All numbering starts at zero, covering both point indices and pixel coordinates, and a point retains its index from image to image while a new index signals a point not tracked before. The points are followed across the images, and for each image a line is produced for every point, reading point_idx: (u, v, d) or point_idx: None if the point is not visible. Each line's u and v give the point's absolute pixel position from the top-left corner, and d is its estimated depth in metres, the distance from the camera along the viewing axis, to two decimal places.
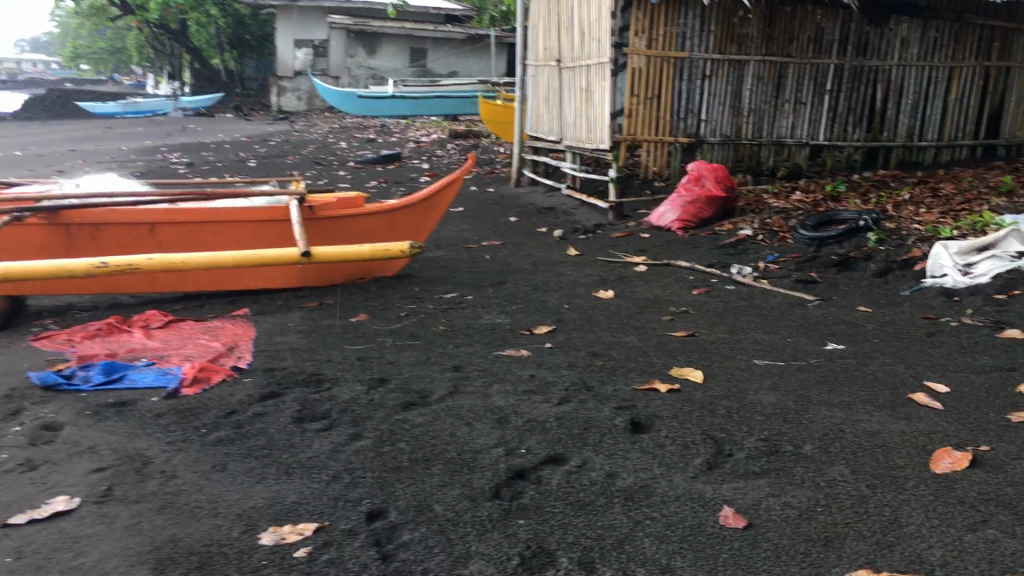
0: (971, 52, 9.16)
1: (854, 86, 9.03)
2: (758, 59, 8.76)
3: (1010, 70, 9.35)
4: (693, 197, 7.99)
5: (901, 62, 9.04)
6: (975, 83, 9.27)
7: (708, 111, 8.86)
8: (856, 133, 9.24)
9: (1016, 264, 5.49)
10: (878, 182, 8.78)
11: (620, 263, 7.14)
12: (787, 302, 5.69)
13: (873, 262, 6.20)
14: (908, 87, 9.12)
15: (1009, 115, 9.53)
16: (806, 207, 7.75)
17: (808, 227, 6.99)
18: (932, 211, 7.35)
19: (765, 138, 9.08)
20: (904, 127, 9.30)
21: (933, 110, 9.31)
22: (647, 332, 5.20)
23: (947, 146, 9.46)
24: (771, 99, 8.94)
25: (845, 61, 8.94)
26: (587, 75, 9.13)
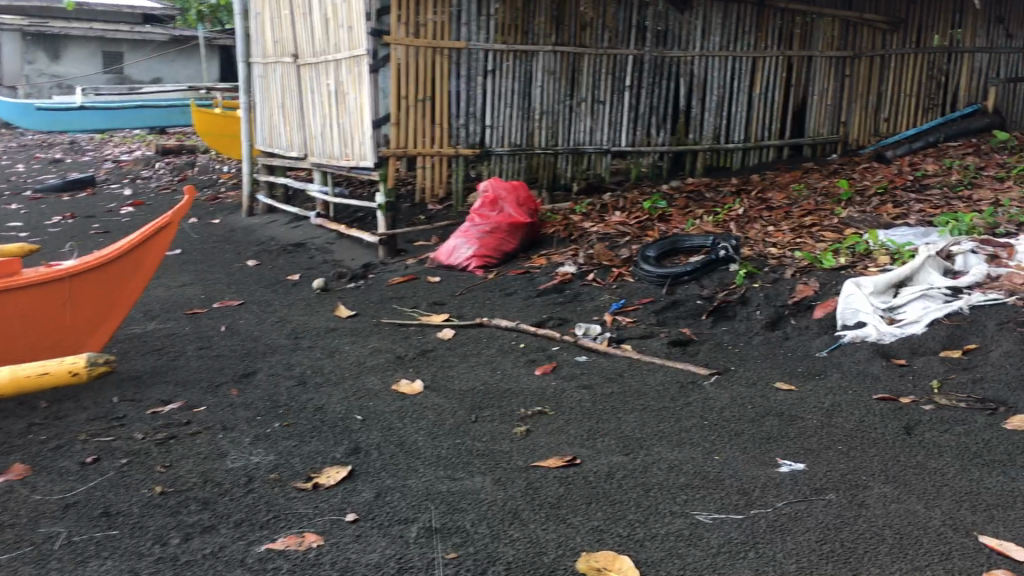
0: (772, 40, 8.08)
1: (655, 80, 7.69)
2: (548, 49, 7.19)
3: (812, 60, 8.35)
4: (491, 225, 6.22)
5: (703, 52, 7.82)
6: (778, 75, 8.19)
7: (494, 116, 7.13)
8: (660, 136, 7.91)
9: (953, 306, 4.14)
10: (693, 193, 7.49)
11: (414, 327, 5.19)
12: (673, 382, 4.03)
13: (756, 309, 4.71)
14: (712, 81, 7.91)
15: (812, 110, 8.55)
16: (633, 232, 6.24)
17: (651, 261, 5.44)
18: (783, 229, 6.06)
19: (562, 146, 7.50)
20: (710, 127, 8.07)
21: (738, 107, 8.15)
22: (502, 464, 3.31)
23: (755, 147, 8.33)
24: (565, 99, 7.39)
25: (645, 51, 7.58)
26: (336, 75, 7.09)
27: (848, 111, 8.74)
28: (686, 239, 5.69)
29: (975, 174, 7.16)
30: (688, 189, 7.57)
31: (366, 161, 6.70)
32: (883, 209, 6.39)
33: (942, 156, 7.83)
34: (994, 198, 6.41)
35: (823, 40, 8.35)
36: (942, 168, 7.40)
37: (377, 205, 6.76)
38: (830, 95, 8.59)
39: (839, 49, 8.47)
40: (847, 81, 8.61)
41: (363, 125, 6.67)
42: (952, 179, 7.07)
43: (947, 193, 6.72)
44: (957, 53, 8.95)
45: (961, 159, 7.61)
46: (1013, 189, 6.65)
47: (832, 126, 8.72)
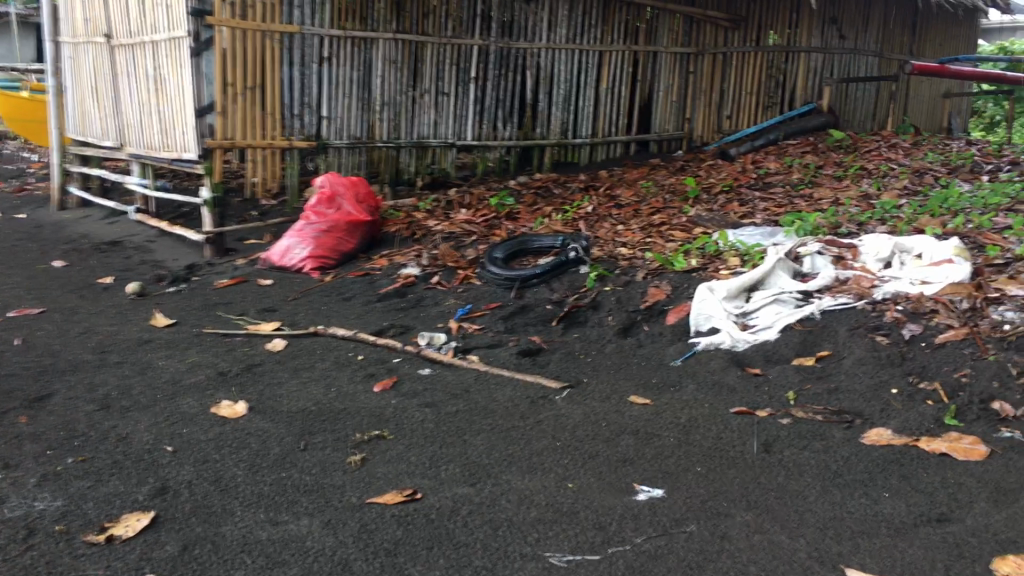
0: (618, 34, 7.97)
1: (501, 73, 7.43)
2: (389, 37, 6.81)
3: (657, 56, 8.29)
4: (329, 224, 5.78)
5: (549, 45, 7.60)
6: (625, 70, 8.09)
7: (331, 106, 6.66)
8: (507, 130, 7.64)
9: (804, 311, 4.02)
10: (540, 189, 7.29)
11: (240, 337, 4.70)
12: (523, 397, 3.75)
13: (607, 315, 4.50)
14: (559, 75, 7.72)
15: (658, 106, 8.50)
16: (480, 231, 5.94)
17: (499, 264, 5.15)
18: (632, 229, 5.90)
19: (404, 139, 7.11)
20: (557, 122, 7.86)
21: (585, 102, 7.98)
22: (332, 503, 2.93)
23: (602, 143, 8.19)
24: (407, 89, 7.01)
25: (490, 42, 7.30)
26: (154, 58, 6.44)
27: (693, 108, 8.74)
28: (535, 239, 5.42)
29: (814, 173, 7.25)
30: (536, 186, 7.35)
31: (190, 153, 6.11)
32: (729, 207, 6.35)
33: (783, 154, 7.92)
34: (833, 198, 6.48)
35: (667, 36, 8.31)
36: (783, 167, 7.47)
37: (203, 201, 6.17)
38: (675, 92, 8.56)
39: (683, 46, 8.47)
40: (691, 78, 8.61)
41: (186, 114, 6.08)
42: (793, 178, 7.13)
43: (789, 192, 6.75)
44: (794, 52, 9.07)
45: (801, 158, 7.72)
46: (851, 188, 6.75)
47: (677, 122, 8.70)
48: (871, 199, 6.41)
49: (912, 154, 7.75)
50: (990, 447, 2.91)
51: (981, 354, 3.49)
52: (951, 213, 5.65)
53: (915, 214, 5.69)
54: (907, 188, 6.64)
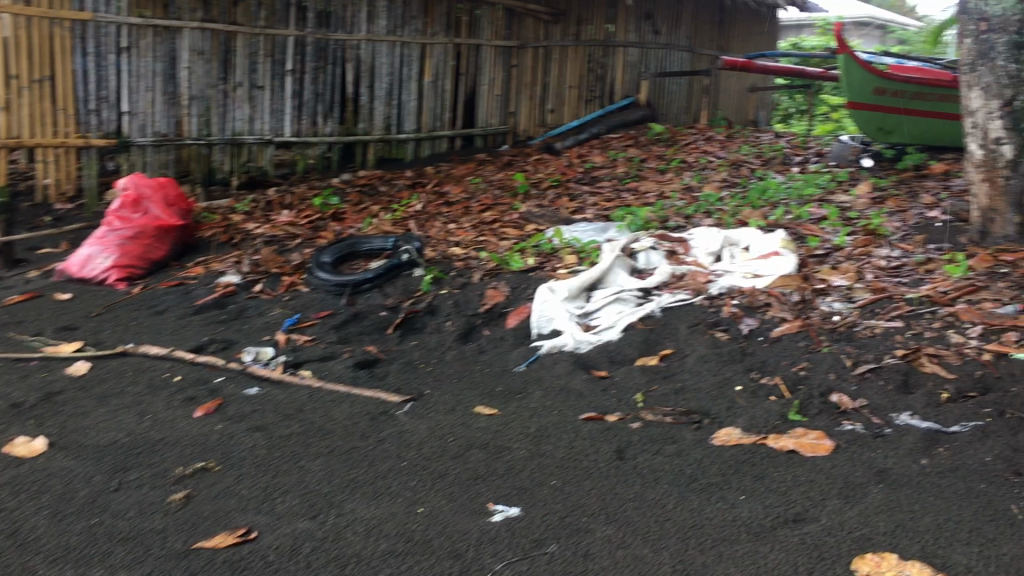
0: (439, 26, 7.77)
1: (319, 65, 7.08)
2: (195, 26, 6.34)
3: (479, 49, 8.14)
4: (134, 230, 5.28)
5: (369, 36, 7.30)
6: (447, 64, 7.90)
7: (131, 101, 6.17)
8: (327, 126, 7.29)
9: (645, 309, 3.99)
10: (365, 187, 7.01)
11: (36, 360, 4.19)
12: (363, 414, 3.52)
13: (446, 320, 4.32)
14: (380, 67, 7.44)
15: (482, 100, 8.34)
16: (304, 233, 5.61)
17: (327, 269, 4.87)
18: (464, 228, 5.75)
19: (216, 136, 6.65)
20: (380, 117, 7.58)
21: (408, 96, 7.72)
22: (154, 552, 2.59)
23: (427, 138, 7.95)
24: (218, 83, 6.56)
25: (307, 33, 6.95)
26: None
27: (516, 102, 8.63)
28: (365, 241, 5.16)
29: (638, 166, 7.35)
30: (360, 184, 7.07)
31: None
32: (559, 202, 6.32)
33: (606, 148, 8.00)
34: (658, 192, 6.57)
35: (488, 29, 8.18)
36: (608, 161, 7.53)
37: None
38: (499, 85, 8.43)
39: (505, 39, 8.36)
40: (514, 71, 8.50)
41: None
42: (618, 171, 7.20)
43: (616, 186, 6.81)
44: (612, 47, 9.19)
45: (624, 151, 7.82)
46: (674, 181, 6.88)
47: (502, 116, 8.57)
48: (694, 192, 6.54)
49: (727, 147, 8.01)
50: (834, 440, 2.93)
51: (816, 346, 3.55)
52: (769, 205, 5.84)
53: (738, 207, 5.84)
54: (726, 181, 6.83)
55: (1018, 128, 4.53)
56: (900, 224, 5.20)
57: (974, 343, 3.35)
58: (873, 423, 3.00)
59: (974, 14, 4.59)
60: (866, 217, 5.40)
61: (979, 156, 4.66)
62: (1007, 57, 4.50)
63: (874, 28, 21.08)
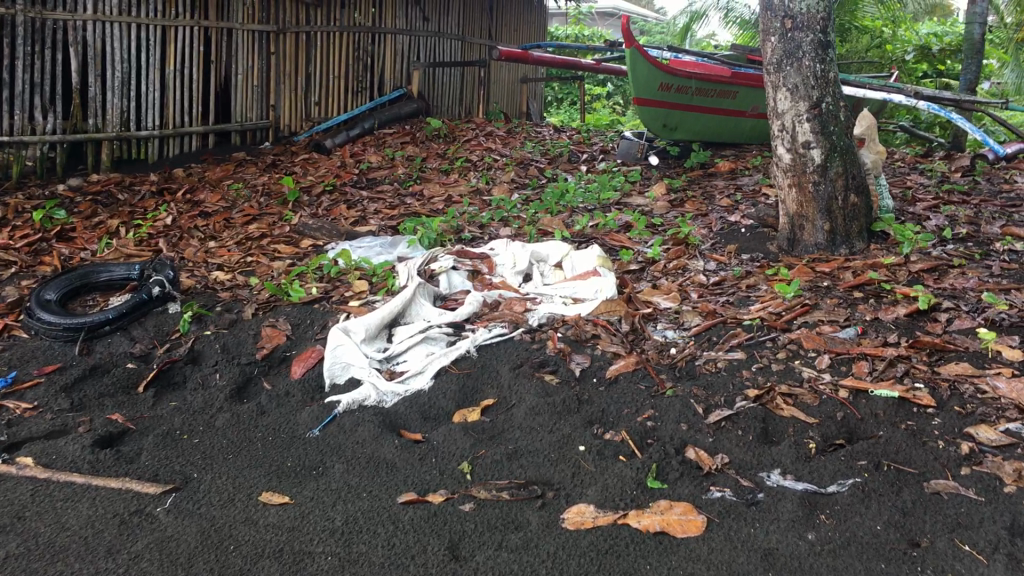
0: (182, 6, 6.69)
1: (33, 50, 5.91)
2: None
3: (231, 33, 7.13)
4: None
5: (97, 16, 6.16)
6: (194, 50, 6.81)
7: None
8: (48, 121, 6.10)
9: (458, 350, 3.42)
10: (100, 197, 5.92)
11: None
12: (110, 515, 2.67)
13: (214, 371, 3.51)
14: (112, 53, 6.31)
15: (237, 92, 7.35)
16: (22, 260, 4.53)
17: (54, 308, 3.87)
18: (228, 248, 4.90)
19: None
20: (115, 111, 6.44)
21: (150, 87, 6.60)
22: None
23: (173, 135, 6.85)
24: None
25: (16, 10, 5.74)
26: None
27: (277, 94, 7.72)
28: (101, 269, 4.20)
29: (420, 166, 6.75)
30: (92, 192, 5.97)
31: None
32: (336, 211, 5.60)
33: (381, 146, 7.32)
34: (446, 197, 6.01)
35: (242, 12, 7.19)
36: (385, 161, 6.86)
37: None
38: (255, 75, 7.45)
39: (261, 23, 7.40)
40: (272, 60, 7.56)
41: None
42: (398, 172, 6.56)
43: (397, 190, 6.16)
44: (379, 34, 8.45)
45: (401, 149, 7.19)
46: (460, 183, 6.36)
47: (261, 110, 7.61)
48: (483, 198, 6.05)
49: (509, 143, 7.59)
50: (704, 514, 2.47)
51: (658, 388, 3.13)
52: (567, 213, 5.45)
53: (535, 214, 5.40)
54: (514, 184, 6.39)
55: (825, 131, 4.34)
56: (705, 231, 4.95)
57: (827, 377, 3.03)
58: (743, 488, 2.57)
59: (779, 10, 4.37)
60: (671, 224, 5.11)
61: (787, 161, 4.46)
62: (813, 56, 4.33)
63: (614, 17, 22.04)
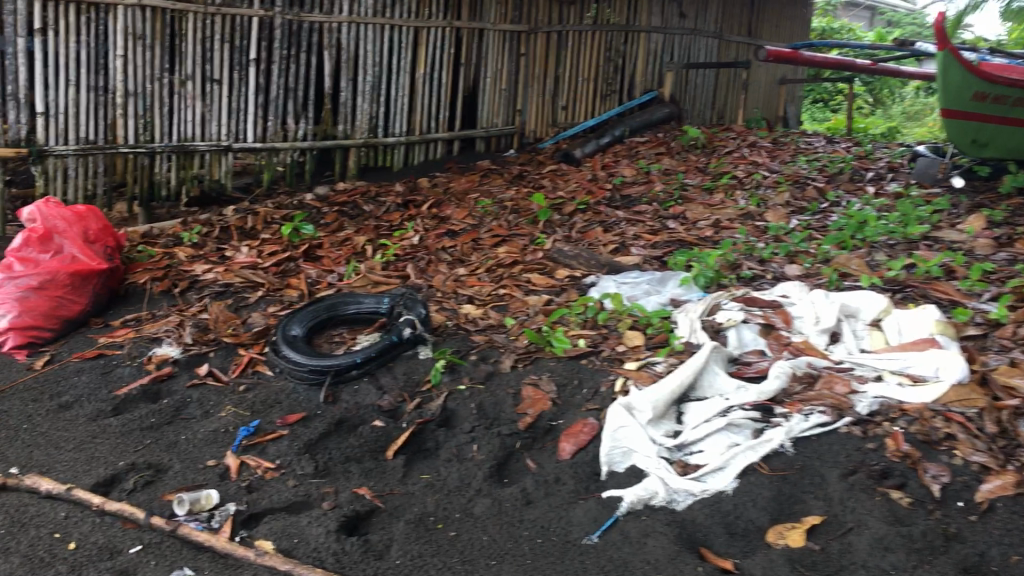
0: (436, 7, 6.36)
1: (289, 54, 5.69)
2: (131, 3, 4.96)
3: (482, 35, 6.72)
4: (42, 277, 3.93)
5: (352, 18, 5.90)
6: (445, 53, 6.47)
7: (47, 100, 4.83)
8: (300, 127, 5.90)
9: (769, 444, 2.72)
10: (346, 208, 5.65)
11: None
12: None
13: (471, 439, 3.01)
14: (365, 57, 6.04)
15: (485, 96, 6.92)
16: (269, 281, 4.25)
17: (301, 346, 3.53)
18: (479, 276, 4.43)
19: (160, 143, 5.29)
20: (365, 118, 6.17)
21: (399, 92, 6.31)
22: None
23: (419, 142, 6.53)
24: (160, 75, 5.20)
25: (275, 13, 5.53)
26: None
27: (525, 98, 7.23)
28: (351, 300, 3.84)
29: (678, 182, 6.04)
30: (338, 203, 5.71)
31: None
32: (593, 234, 5.02)
33: (635, 158, 6.67)
34: (713, 221, 5.28)
35: (494, 11, 6.74)
36: (640, 174, 6.21)
37: None
38: (504, 78, 7.02)
39: (513, 23, 6.92)
40: (522, 62, 7.08)
41: None
42: (657, 188, 5.89)
43: (657, 210, 5.51)
44: (634, 33, 7.81)
45: (656, 161, 6.51)
46: (728, 204, 5.61)
47: (507, 115, 7.16)
48: (755, 224, 5.27)
49: (777, 157, 6.72)
50: None
51: None
52: (866, 249, 4.58)
53: (827, 250, 4.58)
54: (790, 208, 5.56)
55: None
56: None
57: None
58: None
59: None
60: (1009, 272, 4.12)
61: None
62: None
63: (862, 10, 20.24)
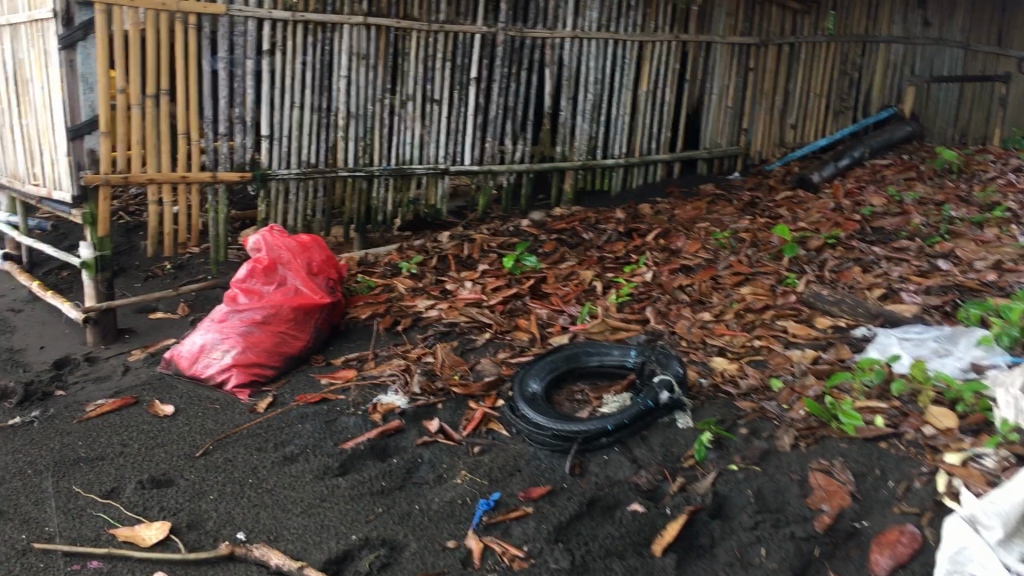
0: (664, 19, 5.87)
1: (510, 72, 5.38)
2: (356, 21, 4.76)
3: (710, 48, 6.18)
4: (267, 310, 3.74)
5: (576, 34, 5.52)
6: (669, 69, 5.99)
7: (272, 122, 4.67)
8: (517, 148, 5.57)
9: None
10: (565, 236, 5.23)
11: (62, 557, 2.62)
12: None
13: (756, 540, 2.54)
14: (587, 74, 5.64)
15: (710, 115, 6.39)
16: (497, 323, 3.90)
17: (543, 405, 3.14)
18: (727, 323, 3.92)
19: (379, 166, 5.08)
20: (584, 138, 5.78)
21: (621, 110, 5.88)
22: None
23: (639, 164, 6.07)
24: (382, 96, 4.98)
25: (498, 29, 5.24)
26: (11, 47, 4.38)
27: (751, 116, 6.63)
28: (594, 351, 3.43)
29: (939, 214, 5.28)
30: (556, 229, 5.32)
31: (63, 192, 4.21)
32: (852, 275, 4.40)
33: (881, 183, 5.95)
34: (993, 261, 4.53)
35: (724, 23, 6.20)
36: (891, 204, 5.46)
37: (83, 262, 4.18)
38: (731, 95, 6.45)
39: (743, 35, 6.35)
40: (751, 77, 6.49)
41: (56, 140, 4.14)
42: (915, 220, 5.17)
43: (921, 246, 4.80)
44: (872, 44, 7.07)
45: (908, 188, 5.77)
46: (1007, 241, 4.83)
47: (732, 135, 6.58)
48: None
49: None
50: None
51: None
52: None
53: None
54: None
55: None
56: None
57: None
58: None
59: None
60: None
61: None
62: None
63: None
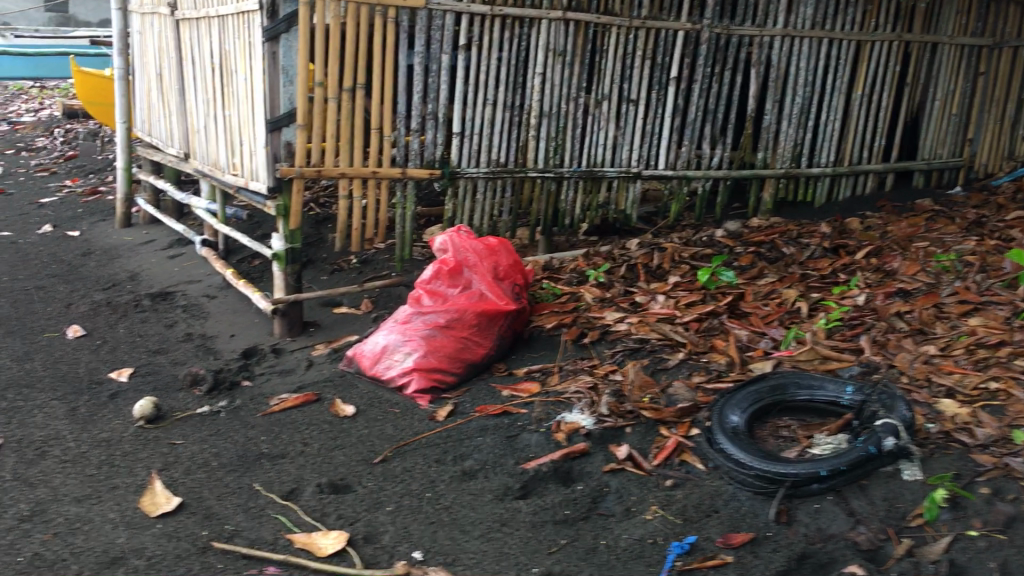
0: (886, 16, 5.37)
1: (712, 72, 5.05)
2: (555, 16, 4.57)
3: (936, 49, 5.61)
4: (451, 316, 3.61)
5: (787, 32, 5.12)
6: (888, 72, 5.48)
7: (465, 118, 4.55)
8: (715, 153, 5.24)
9: None
10: (763, 248, 4.86)
11: (241, 559, 2.55)
12: None
13: None
14: (796, 76, 5.23)
15: (931, 123, 5.81)
16: (692, 341, 3.61)
17: (745, 440, 2.84)
18: (955, 359, 3.46)
19: (569, 167, 4.88)
20: (788, 145, 5.37)
21: (831, 115, 5.42)
22: None
23: (846, 174, 5.60)
24: (577, 94, 4.78)
25: (703, 26, 4.93)
26: (219, 37, 4.46)
27: (977, 125, 5.99)
28: (803, 384, 3.09)
29: None
30: (754, 242, 4.95)
31: (259, 182, 4.25)
32: None
33: None
34: None
35: (954, 22, 5.62)
36: None
37: (274, 254, 4.20)
38: (957, 101, 5.84)
39: (974, 35, 5.73)
40: (980, 82, 5.86)
41: (256, 129, 4.18)
42: None
43: None
44: None
45: None
46: None
47: (954, 145, 5.97)
48: None
49: None
50: None
51: None
52: None
53: None
54: None
55: None
56: None
57: None
58: None
59: None
60: None
61: None
62: None
63: None
